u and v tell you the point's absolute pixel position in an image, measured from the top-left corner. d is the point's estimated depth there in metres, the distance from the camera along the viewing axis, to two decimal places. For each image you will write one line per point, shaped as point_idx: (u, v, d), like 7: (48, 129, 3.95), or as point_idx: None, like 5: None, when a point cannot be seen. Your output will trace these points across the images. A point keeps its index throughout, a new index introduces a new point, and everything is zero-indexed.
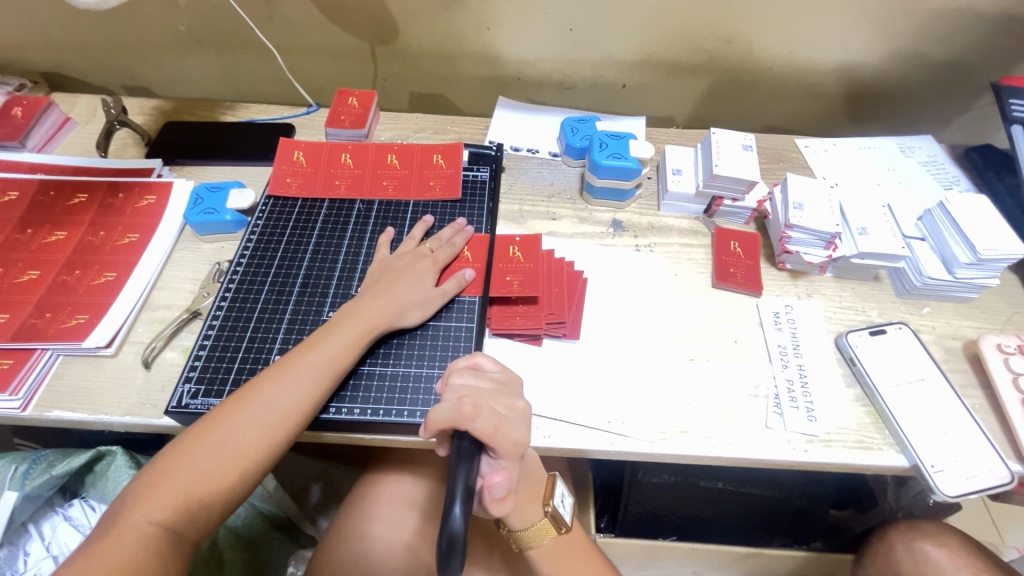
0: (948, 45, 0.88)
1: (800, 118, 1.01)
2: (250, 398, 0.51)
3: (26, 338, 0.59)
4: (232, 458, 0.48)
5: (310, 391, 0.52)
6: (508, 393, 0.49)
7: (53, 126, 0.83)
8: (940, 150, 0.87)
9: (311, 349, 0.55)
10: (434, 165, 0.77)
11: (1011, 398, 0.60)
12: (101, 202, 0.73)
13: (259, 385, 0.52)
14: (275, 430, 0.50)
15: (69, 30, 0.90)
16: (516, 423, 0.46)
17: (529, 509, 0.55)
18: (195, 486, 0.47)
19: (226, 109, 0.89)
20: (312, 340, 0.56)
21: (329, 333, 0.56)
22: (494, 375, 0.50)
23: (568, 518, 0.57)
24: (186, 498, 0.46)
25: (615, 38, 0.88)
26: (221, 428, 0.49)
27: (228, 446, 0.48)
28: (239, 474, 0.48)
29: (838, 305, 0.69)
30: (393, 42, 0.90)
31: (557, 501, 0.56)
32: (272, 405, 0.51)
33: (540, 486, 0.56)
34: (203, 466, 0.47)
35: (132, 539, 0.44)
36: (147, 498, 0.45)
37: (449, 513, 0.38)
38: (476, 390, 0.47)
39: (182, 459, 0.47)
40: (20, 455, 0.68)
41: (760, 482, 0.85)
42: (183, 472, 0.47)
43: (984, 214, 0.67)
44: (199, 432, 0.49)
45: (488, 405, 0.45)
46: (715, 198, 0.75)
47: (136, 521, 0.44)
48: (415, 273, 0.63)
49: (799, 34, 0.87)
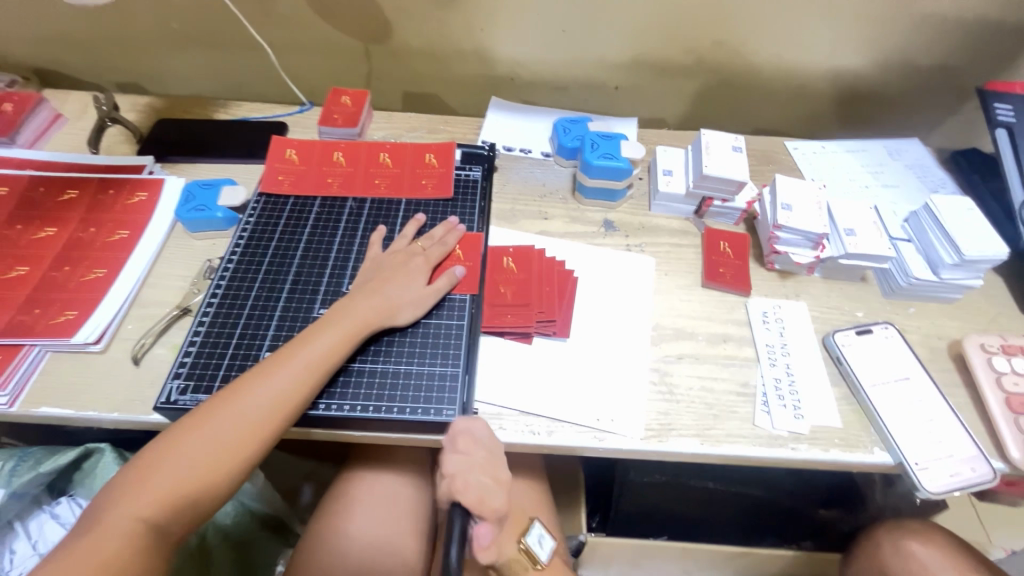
0: (935, 50, 0.89)
1: (791, 121, 1.02)
2: (240, 393, 0.51)
3: (13, 334, 0.59)
4: (221, 454, 0.48)
5: (301, 385, 0.53)
6: (497, 462, 0.51)
7: (43, 122, 0.83)
8: (927, 153, 0.88)
9: (302, 346, 0.55)
10: (426, 164, 0.78)
11: (994, 397, 0.61)
12: (91, 198, 0.72)
13: (249, 380, 0.52)
14: (266, 425, 0.51)
15: (62, 25, 0.90)
16: (500, 492, 0.49)
17: (507, 543, 0.59)
18: (185, 480, 0.47)
19: (219, 106, 0.89)
20: (303, 337, 0.56)
21: (320, 331, 0.56)
22: (486, 441, 0.51)
23: (543, 559, 0.60)
24: (174, 492, 0.46)
25: (608, 41, 0.89)
26: (211, 423, 0.49)
27: (218, 441, 0.49)
28: (228, 470, 0.49)
29: (826, 305, 0.70)
30: (387, 41, 0.91)
31: (532, 540, 0.60)
32: (262, 401, 0.51)
33: (520, 525, 0.63)
34: (193, 460, 0.47)
35: (118, 533, 0.43)
36: (134, 493, 0.45)
37: (446, 554, 0.41)
38: (469, 457, 0.49)
39: (171, 453, 0.47)
40: (7, 451, 0.68)
41: (751, 481, 0.86)
42: (171, 467, 0.47)
43: (968, 217, 0.68)
44: (188, 427, 0.49)
45: (476, 477, 0.48)
46: (705, 199, 0.75)
47: (124, 515, 0.44)
48: (409, 272, 0.63)
49: (789, 37, 0.88)
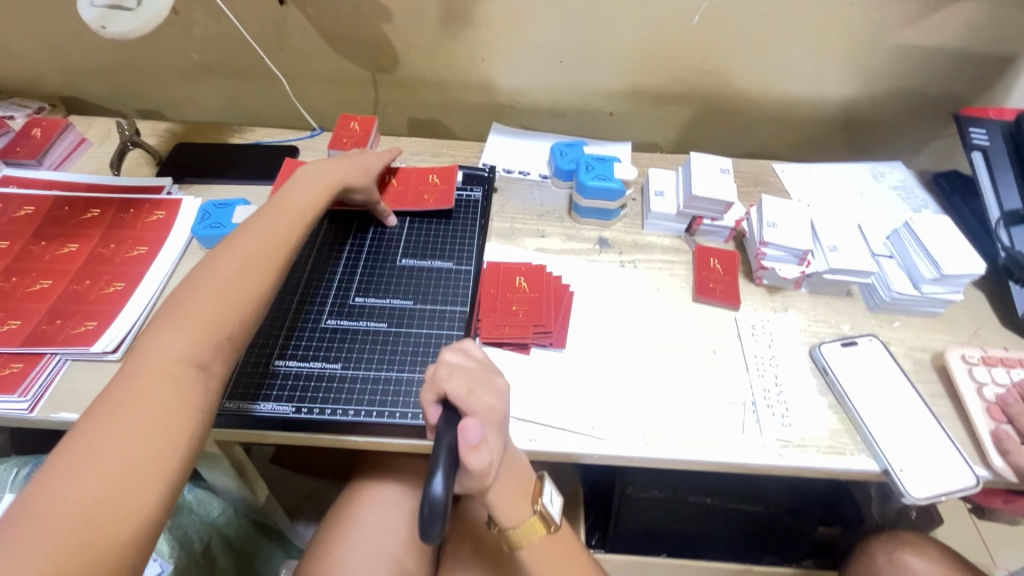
0: (913, 78, 0.94)
1: (779, 146, 1.06)
2: (243, 240, 0.59)
3: (36, 343, 0.62)
4: (239, 283, 0.55)
5: (292, 227, 0.63)
6: (489, 371, 0.53)
7: (69, 146, 0.87)
8: (909, 175, 0.92)
9: (286, 200, 0.65)
10: (429, 182, 0.81)
11: (975, 406, 0.63)
12: (112, 217, 0.76)
13: (248, 230, 0.60)
14: (272, 258, 0.59)
15: (90, 57, 0.96)
16: (492, 393, 0.51)
17: (518, 510, 0.56)
18: (217, 311, 0.52)
19: (234, 131, 0.94)
20: (283, 194, 0.66)
21: (303, 185, 0.67)
22: (479, 356, 0.54)
23: (557, 517, 0.58)
24: (207, 322, 0.51)
25: (602, 70, 0.94)
26: (226, 261, 0.56)
27: (234, 273, 0.55)
28: (249, 290, 0.55)
29: (813, 318, 0.73)
30: (394, 71, 0.96)
31: (546, 500, 0.58)
32: (263, 239, 0.60)
33: (529, 485, 0.57)
34: (208, 295, 0.53)
35: (163, 361, 0.47)
36: (170, 328, 0.49)
37: (430, 482, 0.41)
38: (460, 365, 0.51)
39: (198, 291, 0.53)
40: (23, 460, 0.71)
41: (747, 497, 0.88)
42: (201, 303, 0.52)
43: (947, 234, 0.71)
44: (211, 269, 0.55)
45: (463, 372, 0.50)
46: (695, 218, 0.79)
47: (171, 342, 0.48)
48: (365, 157, 0.76)
49: (774, 67, 0.93)
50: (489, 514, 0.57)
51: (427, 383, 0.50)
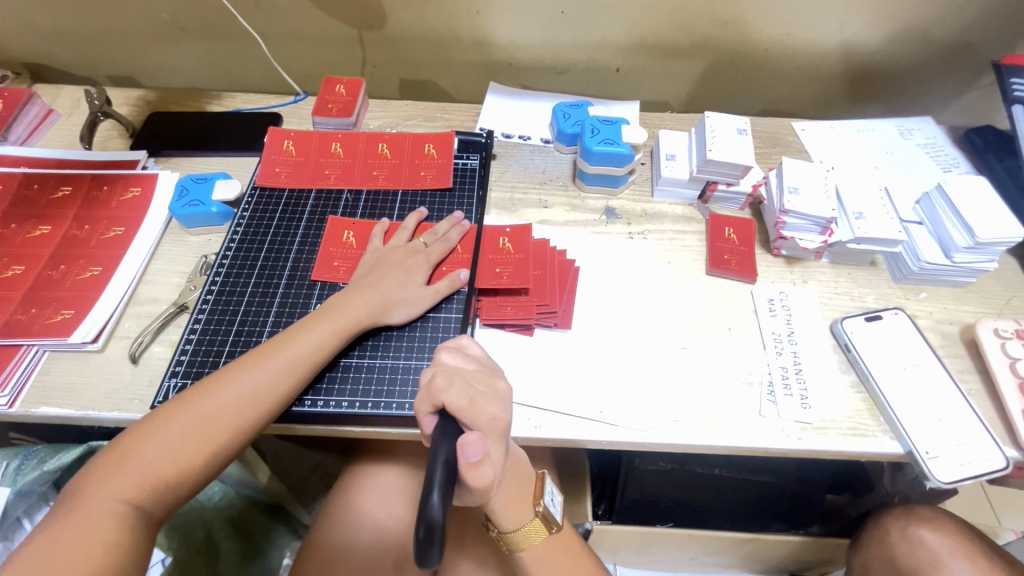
0: (949, 24, 0.86)
1: (798, 102, 0.99)
2: (217, 388, 0.51)
3: (11, 333, 0.59)
4: (200, 442, 0.49)
5: (339, 333, 0.56)
6: (490, 373, 0.49)
7: (35, 119, 0.81)
8: (939, 131, 0.85)
9: (290, 340, 0.55)
10: (501, 250, 0.67)
11: (1007, 383, 0.59)
12: (85, 194, 0.72)
13: (233, 371, 0.53)
14: (232, 421, 0.50)
15: (53, 19, 0.89)
16: (494, 400, 0.47)
17: (519, 511, 0.54)
18: (159, 471, 0.47)
19: (212, 98, 0.87)
20: (298, 329, 0.56)
21: (313, 323, 0.56)
22: (478, 356, 0.51)
23: (558, 517, 0.56)
24: (147, 479, 0.47)
25: (609, 23, 0.86)
26: (188, 413, 0.50)
27: (200, 424, 0.50)
28: (292, 378, 0.53)
29: (834, 291, 0.68)
30: (381, 28, 0.88)
31: (548, 500, 0.55)
32: (255, 386, 0.52)
33: (528, 485, 0.55)
34: (264, 374, 0.53)
35: (185, 430, 0.49)
36: (115, 471, 0.47)
37: (427, 501, 0.38)
38: (457, 370, 0.48)
39: (147, 437, 0.48)
40: (13, 450, 0.67)
41: (756, 468, 0.84)
42: (143, 458, 0.47)
43: (984, 198, 0.66)
44: (168, 414, 0.50)
45: (462, 378, 0.46)
46: (709, 184, 0.73)
47: (104, 493, 0.45)
48: (406, 273, 0.62)
49: (796, 16, 0.85)
50: (487, 516, 0.55)
51: (422, 391, 0.46)
